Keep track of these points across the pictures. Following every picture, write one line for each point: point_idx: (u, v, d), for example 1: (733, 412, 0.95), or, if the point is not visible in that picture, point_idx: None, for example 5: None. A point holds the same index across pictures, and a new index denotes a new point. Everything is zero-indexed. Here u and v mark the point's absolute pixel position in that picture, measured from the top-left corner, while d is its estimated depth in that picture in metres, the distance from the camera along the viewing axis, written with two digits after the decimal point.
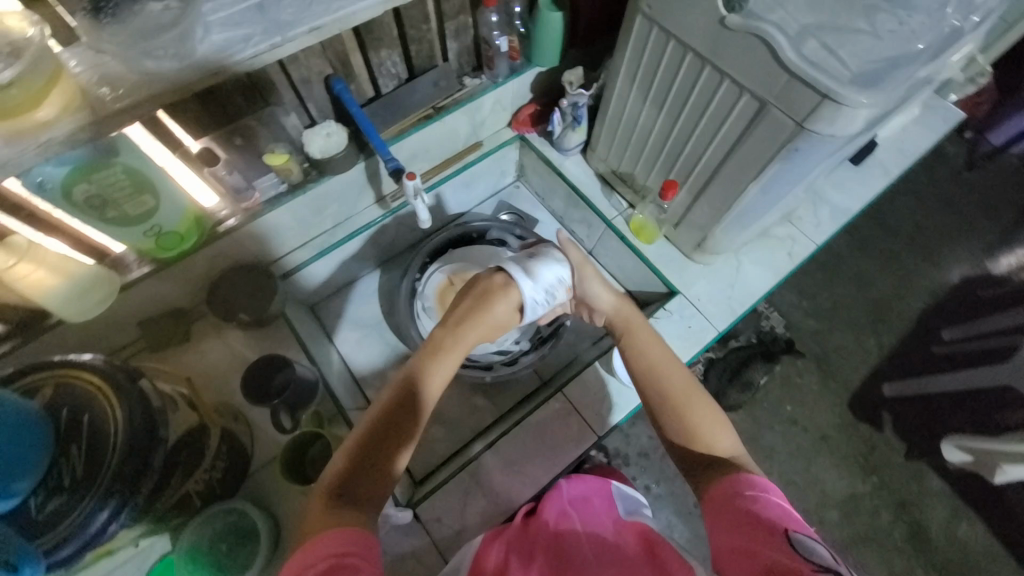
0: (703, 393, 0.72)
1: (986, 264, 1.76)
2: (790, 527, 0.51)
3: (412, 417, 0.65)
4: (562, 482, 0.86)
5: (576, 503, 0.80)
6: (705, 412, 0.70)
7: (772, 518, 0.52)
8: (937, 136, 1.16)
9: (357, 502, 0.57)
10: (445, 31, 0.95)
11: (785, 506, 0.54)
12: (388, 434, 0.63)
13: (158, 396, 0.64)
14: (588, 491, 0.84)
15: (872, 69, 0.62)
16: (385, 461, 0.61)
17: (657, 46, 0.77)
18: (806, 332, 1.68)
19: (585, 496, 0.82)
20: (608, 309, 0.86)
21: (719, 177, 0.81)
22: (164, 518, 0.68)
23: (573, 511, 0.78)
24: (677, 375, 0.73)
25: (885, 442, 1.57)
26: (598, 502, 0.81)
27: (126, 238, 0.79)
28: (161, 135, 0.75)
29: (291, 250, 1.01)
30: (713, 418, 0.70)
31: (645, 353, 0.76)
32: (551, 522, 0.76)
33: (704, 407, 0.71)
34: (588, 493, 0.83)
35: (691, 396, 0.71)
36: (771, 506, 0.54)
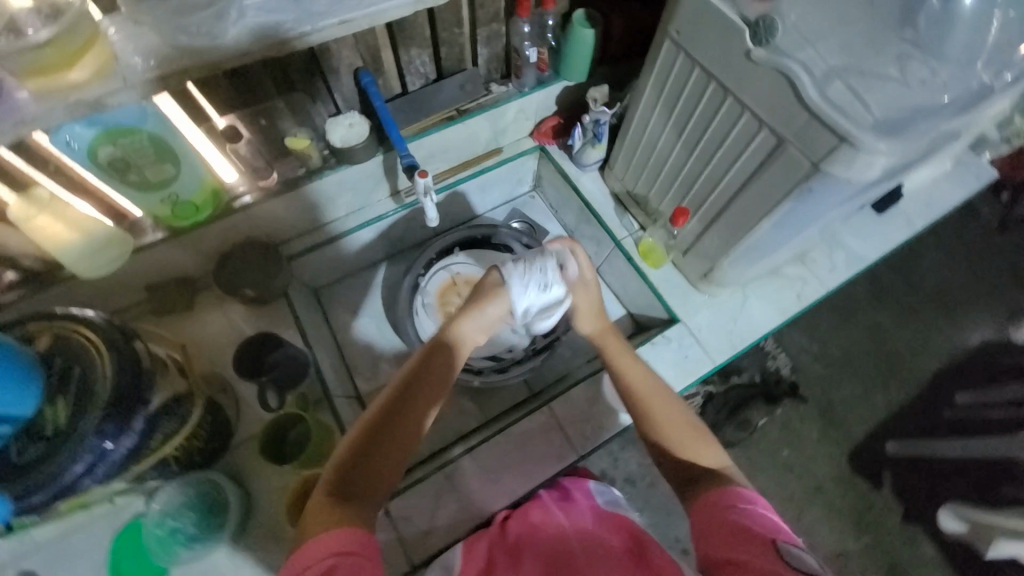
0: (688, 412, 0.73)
1: (1009, 330, 1.70)
2: (777, 537, 0.54)
3: (413, 414, 0.63)
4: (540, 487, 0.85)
5: (559, 502, 0.80)
6: (690, 431, 0.70)
7: (761, 530, 0.54)
8: (966, 193, 1.13)
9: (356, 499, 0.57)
10: (477, 37, 0.97)
11: (772, 517, 0.57)
12: (388, 431, 0.62)
13: (149, 358, 0.65)
14: (569, 488, 0.83)
15: (896, 117, 0.61)
16: (386, 459, 0.61)
17: (681, 72, 0.77)
18: (812, 377, 1.63)
19: (565, 494, 0.82)
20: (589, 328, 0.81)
21: (731, 209, 0.80)
22: (141, 477, 0.70)
23: (557, 510, 0.77)
24: (674, 406, 0.72)
25: (882, 501, 1.51)
26: (579, 498, 0.81)
27: (143, 202, 0.81)
28: (188, 107, 0.77)
29: (338, 217, 1.04)
30: (699, 435, 0.70)
31: (631, 370, 0.75)
32: (535, 523, 0.75)
33: (689, 425, 0.71)
34: (568, 491, 0.83)
35: (676, 415, 0.71)
36: (758, 516, 0.56)
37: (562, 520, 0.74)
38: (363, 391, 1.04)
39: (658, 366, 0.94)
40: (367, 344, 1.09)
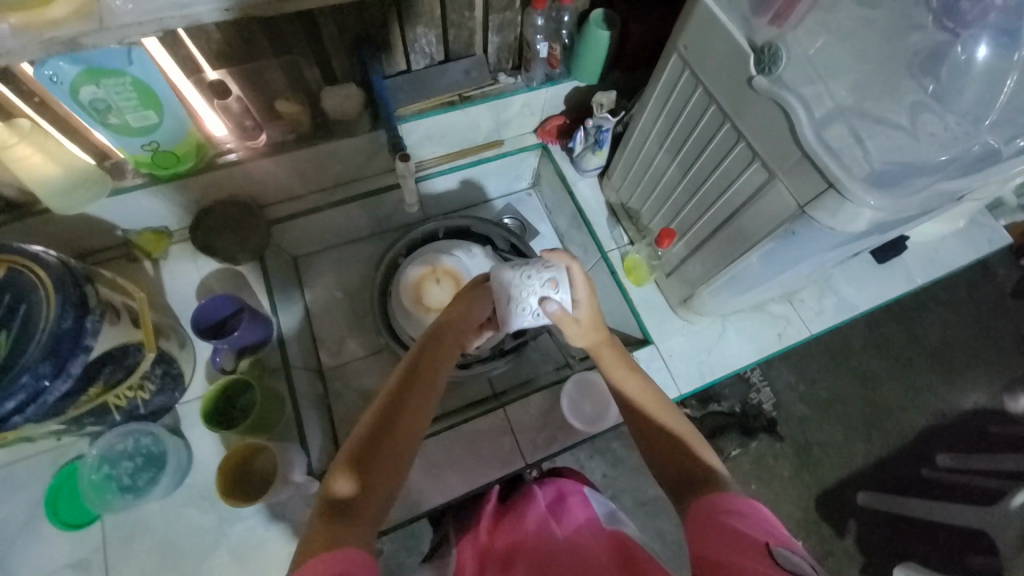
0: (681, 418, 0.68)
1: (1004, 399, 1.64)
2: (772, 541, 0.48)
3: (408, 421, 0.60)
4: (536, 492, 0.77)
5: (553, 511, 0.72)
6: (686, 440, 0.65)
7: (754, 533, 0.49)
8: (975, 256, 1.08)
9: (360, 510, 0.53)
10: (488, 24, 0.93)
11: (771, 525, 0.51)
12: (384, 441, 0.58)
13: (100, 304, 0.65)
14: (566, 496, 0.75)
15: (894, 169, 0.57)
16: (386, 468, 0.57)
17: (686, 89, 0.74)
18: (794, 416, 1.60)
19: (561, 503, 0.74)
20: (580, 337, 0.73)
21: (717, 239, 0.77)
22: (80, 420, 0.70)
23: (550, 519, 0.69)
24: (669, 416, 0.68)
25: (843, 550, 1.49)
26: (576, 510, 0.72)
27: (125, 145, 0.80)
28: (179, 56, 0.75)
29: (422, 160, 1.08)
30: (696, 442, 0.65)
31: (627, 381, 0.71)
32: (525, 531, 0.68)
33: (687, 436, 0.65)
34: (564, 499, 0.74)
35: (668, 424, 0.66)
36: (754, 521, 0.51)
37: (554, 531, 0.67)
38: (326, 364, 1.04)
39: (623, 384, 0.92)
40: (339, 318, 1.08)
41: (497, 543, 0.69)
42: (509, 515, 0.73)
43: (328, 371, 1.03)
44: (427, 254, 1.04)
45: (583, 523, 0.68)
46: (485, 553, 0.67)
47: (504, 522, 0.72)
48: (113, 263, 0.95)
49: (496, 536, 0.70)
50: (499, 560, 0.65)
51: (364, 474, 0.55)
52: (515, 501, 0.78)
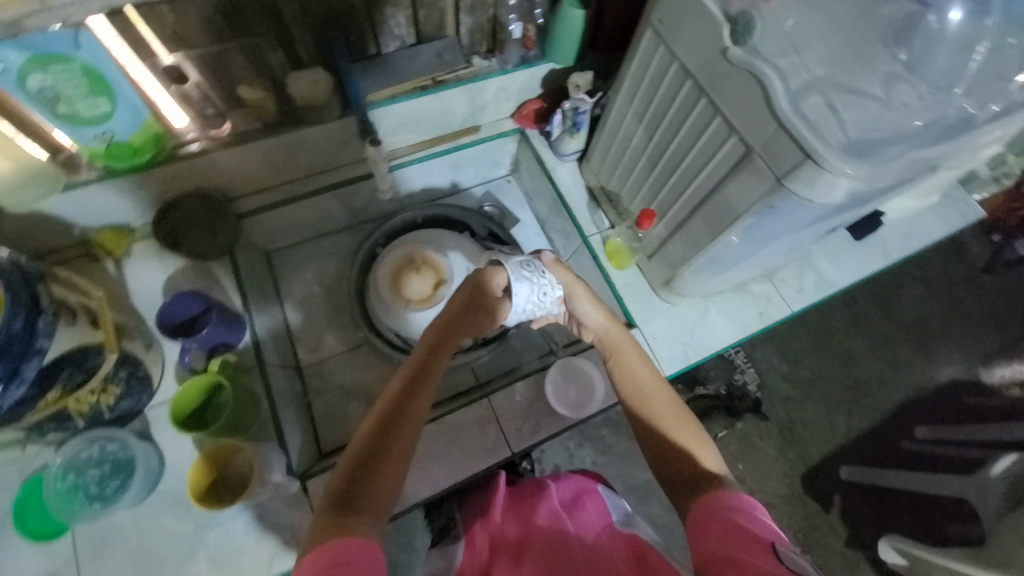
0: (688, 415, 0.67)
1: (979, 370, 1.69)
2: (777, 540, 0.48)
3: (413, 418, 0.60)
4: (549, 485, 0.79)
5: (567, 507, 0.74)
6: (690, 433, 0.64)
7: (758, 532, 0.49)
8: (949, 229, 1.10)
9: (363, 504, 0.52)
10: (460, 3, 0.90)
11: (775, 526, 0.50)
12: (390, 437, 0.58)
13: (52, 303, 0.62)
14: (579, 493, 0.77)
15: (871, 139, 0.57)
16: (391, 464, 0.56)
17: (661, 65, 0.73)
18: (777, 396, 1.63)
19: (575, 500, 0.76)
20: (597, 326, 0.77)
21: (696, 217, 0.76)
22: (40, 426, 0.67)
23: (564, 514, 0.72)
24: (675, 409, 0.66)
25: (828, 524, 1.52)
26: (589, 503, 0.75)
27: (77, 137, 0.76)
28: (132, 40, 0.69)
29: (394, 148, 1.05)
30: (699, 437, 0.64)
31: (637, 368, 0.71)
32: (538, 523, 0.70)
33: (691, 430, 0.64)
34: (578, 497, 0.77)
35: (672, 417, 0.66)
36: (757, 519, 0.51)
37: (567, 527, 0.69)
38: (305, 362, 1.01)
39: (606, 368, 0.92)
40: (317, 314, 1.05)
41: (509, 530, 0.71)
42: (523, 504, 0.76)
43: (308, 368, 1.00)
44: (408, 243, 1.01)
45: (595, 517, 0.72)
46: (497, 541, 0.70)
47: (516, 509, 0.75)
48: (72, 263, 0.90)
49: (508, 522, 0.72)
50: (510, 550, 0.67)
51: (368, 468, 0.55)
52: (527, 490, 0.80)
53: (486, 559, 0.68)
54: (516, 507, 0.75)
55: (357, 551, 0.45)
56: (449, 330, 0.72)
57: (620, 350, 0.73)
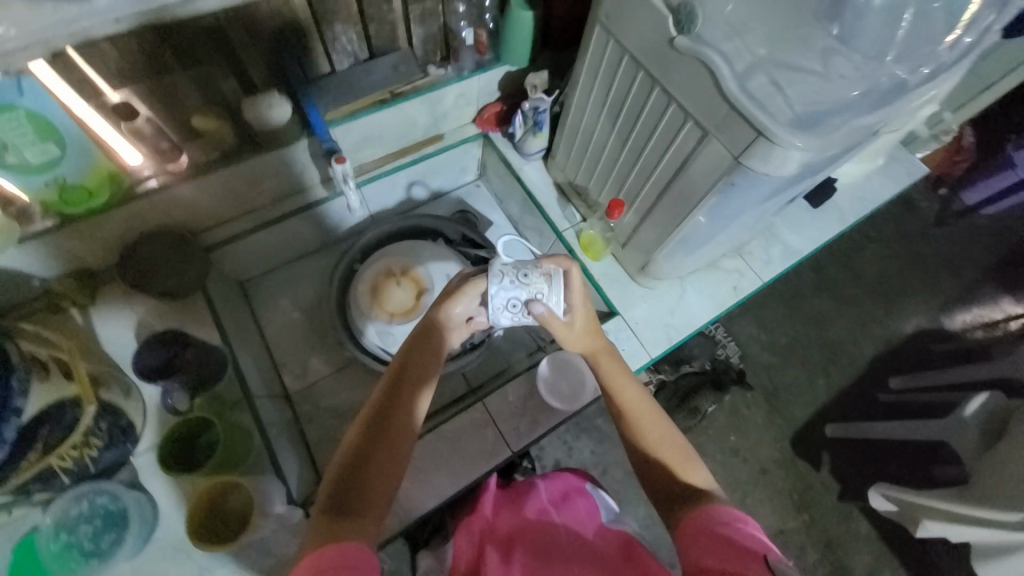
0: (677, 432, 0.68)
1: (941, 318, 1.79)
2: (769, 553, 0.48)
3: (405, 413, 0.62)
4: (539, 481, 0.80)
5: (557, 503, 0.75)
6: (676, 450, 0.65)
7: (750, 543, 0.49)
8: (898, 188, 1.16)
9: (360, 514, 0.54)
10: (410, 14, 0.90)
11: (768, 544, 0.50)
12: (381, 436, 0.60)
13: (23, 360, 0.61)
14: (567, 490, 0.79)
15: (815, 112, 0.60)
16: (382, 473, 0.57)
17: (613, 59, 0.74)
18: (759, 364, 1.69)
19: (565, 497, 0.77)
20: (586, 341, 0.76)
21: (664, 202, 0.79)
22: (23, 490, 0.64)
23: (554, 509, 0.73)
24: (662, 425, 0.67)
25: (821, 481, 1.59)
26: (580, 502, 0.76)
27: (25, 185, 0.73)
28: (76, 82, 0.68)
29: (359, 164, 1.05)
30: (686, 454, 0.66)
31: (627, 389, 0.71)
32: (528, 517, 0.71)
33: (677, 446, 0.66)
34: (567, 493, 0.78)
35: (659, 432, 0.67)
36: (747, 533, 0.50)
37: (557, 521, 0.71)
38: (292, 389, 0.99)
39: None
40: (299, 339, 1.04)
41: (499, 525, 0.72)
42: (511, 498, 0.77)
43: (297, 395, 0.99)
44: (387, 257, 1.00)
45: (585, 516, 0.73)
46: (485, 536, 0.70)
47: (505, 506, 0.76)
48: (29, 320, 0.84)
49: (498, 518, 0.73)
50: (500, 543, 0.68)
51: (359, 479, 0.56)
52: (516, 487, 0.81)
53: (473, 550, 0.68)
54: (504, 504, 0.76)
55: (357, 559, 0.46)
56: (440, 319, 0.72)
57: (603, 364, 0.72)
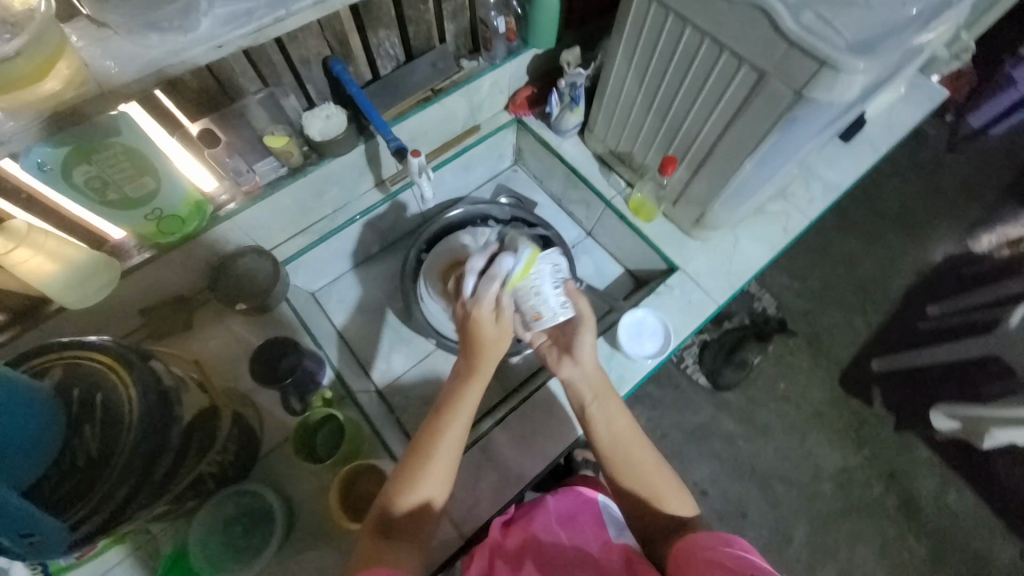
0: (664, 464, 0.73)
1: (968, 242, 1.81)
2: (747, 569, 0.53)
3: (435, 448, 0.67)
4: (548, 498, 0.86)
5: (564, 523, 0.80)
6: (667, 482, 0.70)
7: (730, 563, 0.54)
8: (923, 114, 1.19)
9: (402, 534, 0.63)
10: (442, 12, 0.94)
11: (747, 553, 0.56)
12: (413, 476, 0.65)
13: (166, 374, 0.67)
14: (577, 506, 0.83)
15: (867, 37, 0.63)
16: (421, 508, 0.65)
17: (656, 21, 0.78)
18: (797, 311, 1.72)
19: (572, 513, 0.82)
20: (590, 369, 0.76)
21: (718, 151, 0.83)
22: (181, 499, 0.69)
23: (560, 531, 0.79)
24: (646, 455, 0.72)
25: (874, 415, 1.61)
26: (586, 519, 0.80)
27: (126, 221, 0.78)
28: (159, 115, 0.74)
29: None
30: (671, 487, 0.71)
31: (619, 417, 0.74)
32: (536, 537, 0.79)
33: (667, 477, 0.71)
34: (575, 508, 0.83)
35: (652, 466, 0.71)
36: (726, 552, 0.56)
37: (563, 540, 0.77)
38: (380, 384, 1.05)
39: (663, 312, 0.99)
40: (376, 338, 1.10)
41: (510, 545, 0.78)
42: (522, 517, 0.83)
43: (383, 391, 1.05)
44: (440, 256, 1.02)
45: (590, 535, 0.77)
46: (496, 552, 0.78)
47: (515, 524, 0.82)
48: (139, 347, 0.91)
49: (508, 536, 0.80)
50: (511, 559, 0.76)
51: (398, 521, 0.63)
52: (527, 507, 0.86)
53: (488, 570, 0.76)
54: (516, 524, 0.82)
55: None
56: (477, 348, 0.72)
57: (607, 397, 0.75)
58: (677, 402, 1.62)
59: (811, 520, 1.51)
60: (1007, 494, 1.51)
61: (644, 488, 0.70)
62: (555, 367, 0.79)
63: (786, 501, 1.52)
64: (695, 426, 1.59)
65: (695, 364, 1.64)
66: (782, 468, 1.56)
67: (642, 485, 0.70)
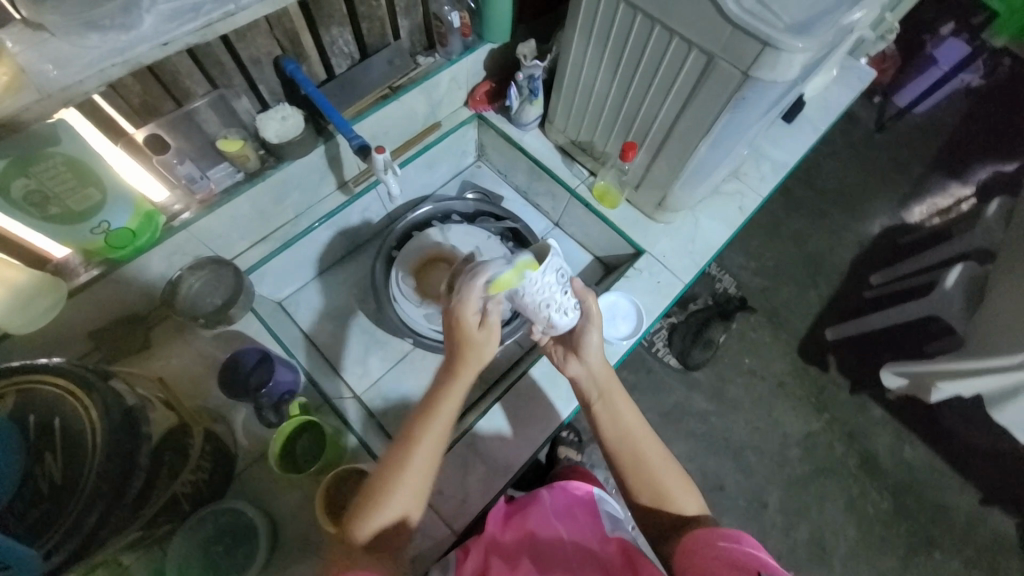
0: (673, 461, 0.75)
1: (903, 214, 1.95)
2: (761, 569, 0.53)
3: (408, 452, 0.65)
4: (543, 493, 0.84)
5: (560, 515, 0.78)
6: (674, 482, 0.72)
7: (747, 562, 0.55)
8: (855, 93, 1.28)
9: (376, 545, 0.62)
10: (395, 7, 0.93)
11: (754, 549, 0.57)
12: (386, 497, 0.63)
13: (129, 394, 0.63)
14: (570, 503, 0.81)
15: (806, 18, 0.67)
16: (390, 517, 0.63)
17: (607, 11, 0.81)
18: (755, 289, 1.81)
19: (567, 508, 0.80)
20: (596, 369, 0.79)
21: (674, 134, 0.86)
22: (154, 526, 0.65)
23: (557, 522, 0.77)
24: (654, 451, 0.74)
25: (832, 381, 1.71)
26: (582, 514, 0.78)
27: (71, 238, 0.72)
28: (100, 122, 0.70)
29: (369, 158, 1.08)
30: (680, 483, 0.72)
31: (625, 410, 0.77)
32: (532, 533, 0.76)
33: (674, 473, 0.73)
34: (570, 503, 0.82)
35: (660, 461, 0.73)
36: (738, 551, 0.57)
37: (562, 534, 0.74)
38: (356, 390, 1.03)
39: (634, 295, 1.02)
40: (349, 343, 1.08)
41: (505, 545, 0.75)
42: (518, 513, 0.80)
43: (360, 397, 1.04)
44: (409, 265, 1.05)
45: (588, 528, 0.75)
46: (492, 548, 0.74)
47: (511, 520, 0.80)
48: None
49: (505, 531, 0.77)
50: (507, 553, 0.72)
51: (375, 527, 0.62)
52: (521, 503, 0.84)
53: (483, 567, 0.72)
54: (512, 520, 0.79)
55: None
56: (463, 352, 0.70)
57: (614, 394, 0.78)
58: (652, 385, 1.67)
59: (782, 483, 1.59)
60: (955, 443, 1.63)
61: (652, 485, 0.71)
62: (563, 366, 0.84)
63: (760, 469, 1.59)
64: (670, 407, 1.65)
65: (665, 347, 1.70)
66: (754, 439, 1.63)
67: (650, 483, 0.72)
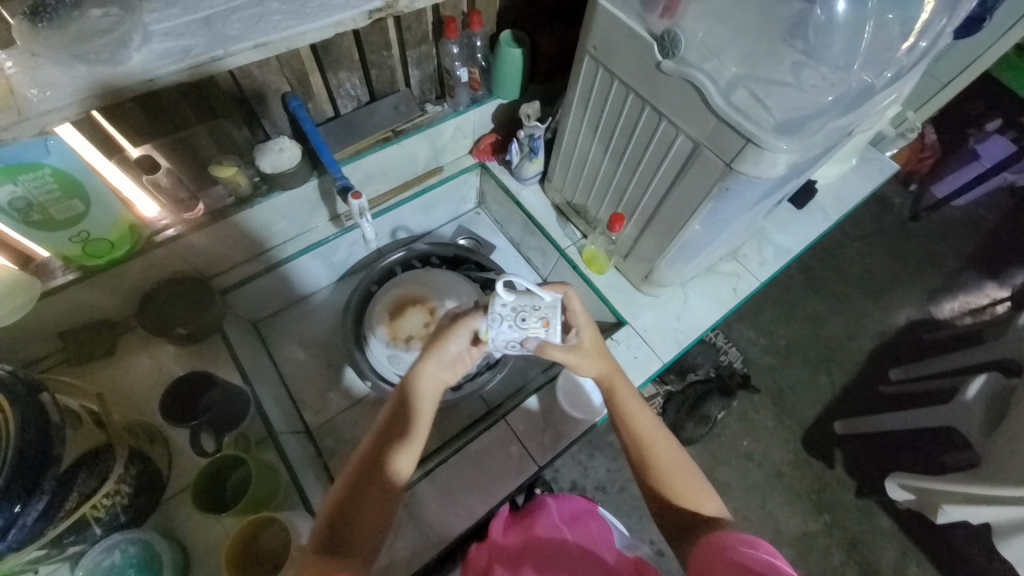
0: (686, 457, 0.67)
1: (931, 308, 1.84)
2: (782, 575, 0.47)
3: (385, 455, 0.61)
4: (549, 500, 0.87)
5: (567, 521, 0.82)
6: (687, 482, 0.64)
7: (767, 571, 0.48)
8: (872, 185, 1.23)
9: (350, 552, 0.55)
10: (406, 59, 0.97)
11: (771, 557, 0.50)
12: (357, 504, 0.58)
13: (57, 410, 0.62)
14: (576, 509, 0.85)
15: (796, 116, 0.63)
16: (368, 521, 0.57)
17: (603, 86, 0.81)
18: (762, 367, 1.72)
19: (575, 515, 0.83)
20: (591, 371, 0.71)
21: (662, 211, 0.84)
22: (58, 542, 0.64)
23: (564, 526, 0.80)
24: (665, 448, 0.66)
25: (836, 479, 1.58)
26: (589, 521, 0.82)
27: (50, 243, 0.74)
28: (98, 139, 0.74)
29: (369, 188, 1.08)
30: (696, 483, 0.65)
31: (633, 405, 0.69)
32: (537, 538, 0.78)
33: (688, 472, 0.66)
34: (576, 511, 0.84)
35: (671, 457, 0.66)
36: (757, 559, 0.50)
37: (568, 537, 0.78)
38: (314, 422, 1.02)
39: None
40: (317, 374, 1.08)
41: (508, 546, 0.78)
42: (524, 518, 0.83)
43: (317, 430, 1.02)
44: (383, 302, 1.04)
45: (592, 535, 0.79)
46: (496, 554, 0.77)
47: (515, 526, 0.82)
48: (55, 368, 0.87)
49: (509, 537, 0.80)
50: (511, 561, 0.75)
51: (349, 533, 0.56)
52: (526, 510, 0.86)
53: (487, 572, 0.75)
54: (515, 525, 0.82)
55: None
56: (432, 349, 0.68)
57: (620, 392, 0.70)
58: None
59: None
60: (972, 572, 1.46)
61: (661, 478, 0.64)
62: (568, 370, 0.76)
63: None
64: None
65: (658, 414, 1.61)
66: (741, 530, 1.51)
67: (658, 476, 0.65)
